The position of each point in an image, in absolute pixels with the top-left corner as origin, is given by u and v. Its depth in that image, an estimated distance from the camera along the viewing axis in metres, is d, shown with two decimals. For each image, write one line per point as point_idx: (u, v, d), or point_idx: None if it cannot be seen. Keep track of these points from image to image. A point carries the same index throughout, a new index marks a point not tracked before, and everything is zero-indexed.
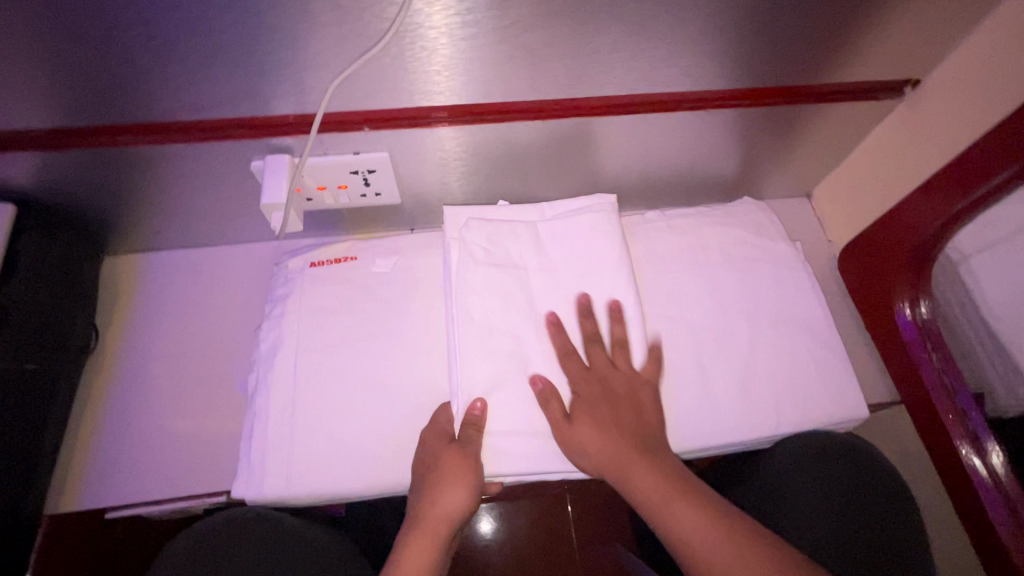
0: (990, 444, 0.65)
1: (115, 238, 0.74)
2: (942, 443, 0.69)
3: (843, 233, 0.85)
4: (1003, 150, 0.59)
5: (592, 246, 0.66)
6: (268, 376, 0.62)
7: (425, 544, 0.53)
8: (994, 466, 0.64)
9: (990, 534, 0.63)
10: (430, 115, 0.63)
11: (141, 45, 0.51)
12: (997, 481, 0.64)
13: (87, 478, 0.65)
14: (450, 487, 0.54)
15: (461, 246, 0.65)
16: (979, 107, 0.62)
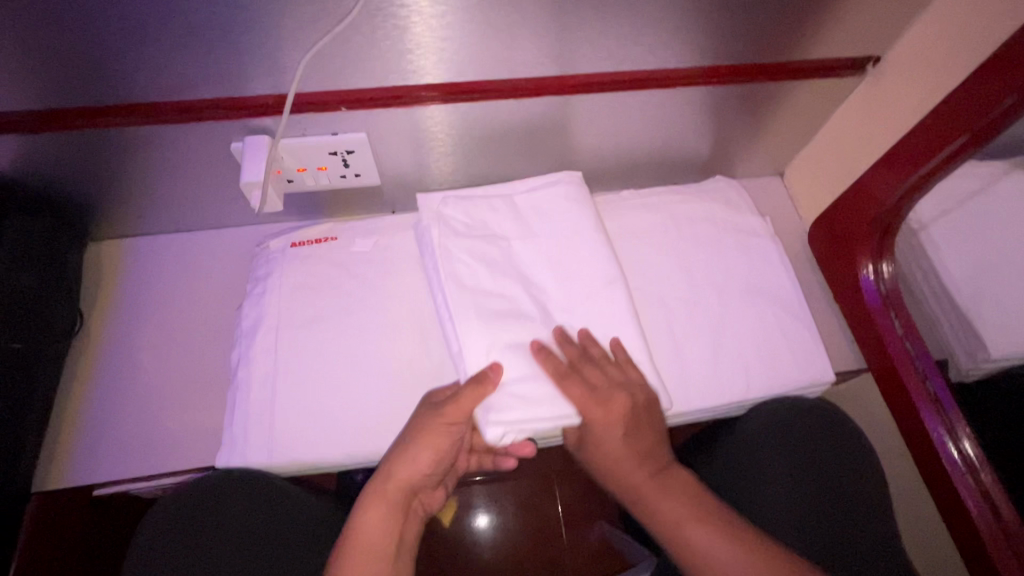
0: (962, 432, 0.66)
1: (98, 223, 0.75)
2: (912, 422, 0.70)
3: (812, 210, 0.86)
4: (956, 117, 0.60)
5: (568, 217, 0.68)
6: (249, 351, 0.64)
7: (381, 510, 0.56)
8: (967, 451, 0.65)
9: (957, 504, 0.65)
10: (405, 95, 0.64)
11: (113, 26, 0.51)
12: (970, 465, 0.65)
13: (76, 457, 0.66)
14: (419, 454, 0.57)
15: (438, 220, 0.66)
16: (935, 74, 0.63)
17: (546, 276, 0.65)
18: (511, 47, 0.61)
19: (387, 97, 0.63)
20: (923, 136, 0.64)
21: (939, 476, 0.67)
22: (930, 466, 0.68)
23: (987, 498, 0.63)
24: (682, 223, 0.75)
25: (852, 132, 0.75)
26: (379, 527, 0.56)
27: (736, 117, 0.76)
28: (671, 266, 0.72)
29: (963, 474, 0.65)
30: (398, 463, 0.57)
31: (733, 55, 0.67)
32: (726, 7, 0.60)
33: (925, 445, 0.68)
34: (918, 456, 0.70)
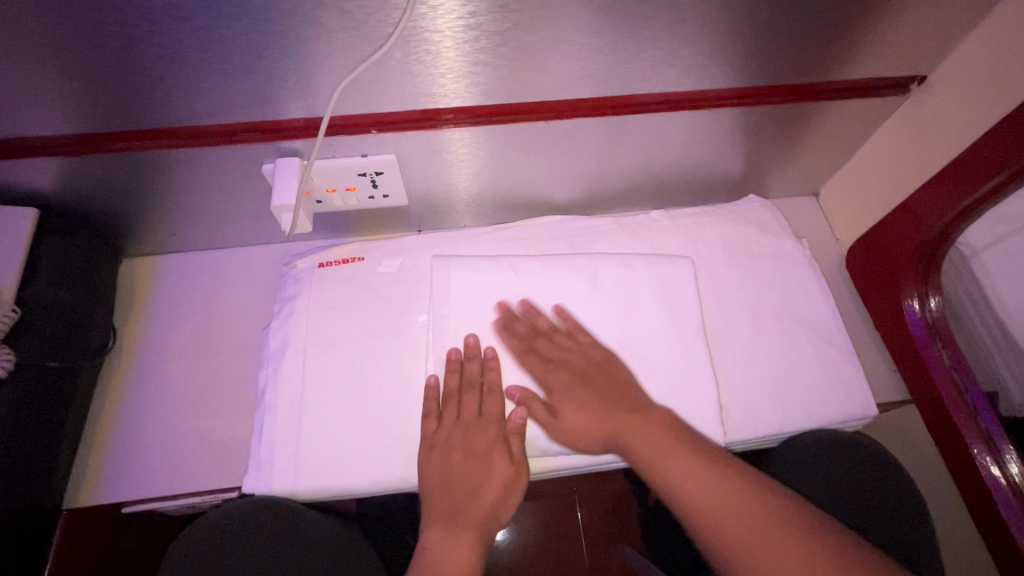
0: (1007, 451, 0.63)
1: (133, 240, 0.76)
2: (956, 446, 0.67)
3: (850, 230, 0.83)
4: (1007, 146, 0.57)
5: (591, 264, 0.68)
6: (277, 372, 0.64)
7: (465, 537, 0.53)
8: (1012, 473, 0.62)
9: (1013, 547, 0.61)
10: (437, 117, 0.63)
11: (155, 54, 0.52)
12: (1016, 488, 0.61)
13: (105, 473, 0.66)
14: (493, 483, 0.56)
15: (448, 268, 0.66)
16: (991, 91, 0.60)
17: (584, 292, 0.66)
18: (544, 70, 0.60)
19: (418, 119, 0.63)
20: (982, 153, 0.60)
21: (991, 515, 0.63)
22: (980, 504, 0.64)
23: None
24: (714, 246, 0.73)
25: (897, 153, 0.72)
26: (462, 550, 0.52)
27: (771, 136, 0.74)
28: (705, 290, 0.70)
29: (1010, 500, 0.61)
30: (479, 488, 0.56)
31: (771, 75, 0.65)
32: (765, 28, 0.59)
33: (975, 482, 0.65)
34: (969, 495, 0.66)
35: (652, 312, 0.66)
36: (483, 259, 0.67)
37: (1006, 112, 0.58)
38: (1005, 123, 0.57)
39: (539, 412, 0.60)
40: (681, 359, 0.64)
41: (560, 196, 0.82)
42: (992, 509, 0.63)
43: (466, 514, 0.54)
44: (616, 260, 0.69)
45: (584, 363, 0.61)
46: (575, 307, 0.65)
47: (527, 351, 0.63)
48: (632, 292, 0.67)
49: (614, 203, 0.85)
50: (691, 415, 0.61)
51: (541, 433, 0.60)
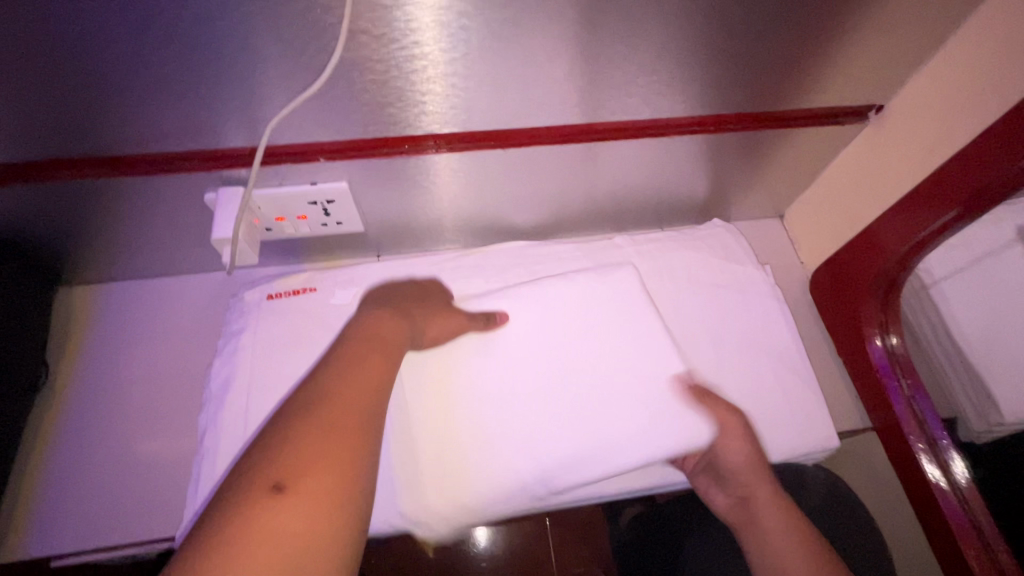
0: (953, 458, 0.64)
1: (70, 269, 0.71)
2: (913, 473, 0.66)
3: (813, 254, 0.83)
4: (970, 174, 0.57)
5: (558, 294, 0.66)
6: (220, 414, 0.60)
7: (393, 321, 0.54)
8: (959, 483, 0.63)
9: (961, 560, 0.61)
10: (423, 142, 0.61)
11: (79, 82, 0.49)
12: (963, 497, 0.63)
13: (32, 524, 0.62)
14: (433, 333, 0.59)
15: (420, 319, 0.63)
16: (949, 122, 0.59)
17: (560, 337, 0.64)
18: (498, 100, 0.58)
19: (384, 146, 0.61)
20: (943, 183, 0.60)
21: (948, 544, 0.62)
22: (937, 530, 0.64)
23: (985, 542, 0.60)
24: (677, 273, 0.72)
25: (857, 179, 0.72)
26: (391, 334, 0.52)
27: (735, 161, 0.74)
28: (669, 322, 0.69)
29: (961, 516, 0.62)
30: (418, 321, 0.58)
31: (731, 104, 0.64)
32: (724, 58, 0.58)
33: (933, 512, 0.64)
34: (928, 525, 0.65)
35: (614, 348, 0.63)
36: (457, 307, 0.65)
37: (963, 145, 0.58)
38: (966, 154, 0.57)
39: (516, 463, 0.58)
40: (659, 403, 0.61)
41: (523, 220, 0.80)
42: (948, 535, 0.62)
43: (406, 316, 0.56)
44: (586, 290, 0.67)
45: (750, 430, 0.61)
46: (528, 329, 0.64)
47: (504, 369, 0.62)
48: (594, 326, 0.65)
49: (579, 226, 0.84)
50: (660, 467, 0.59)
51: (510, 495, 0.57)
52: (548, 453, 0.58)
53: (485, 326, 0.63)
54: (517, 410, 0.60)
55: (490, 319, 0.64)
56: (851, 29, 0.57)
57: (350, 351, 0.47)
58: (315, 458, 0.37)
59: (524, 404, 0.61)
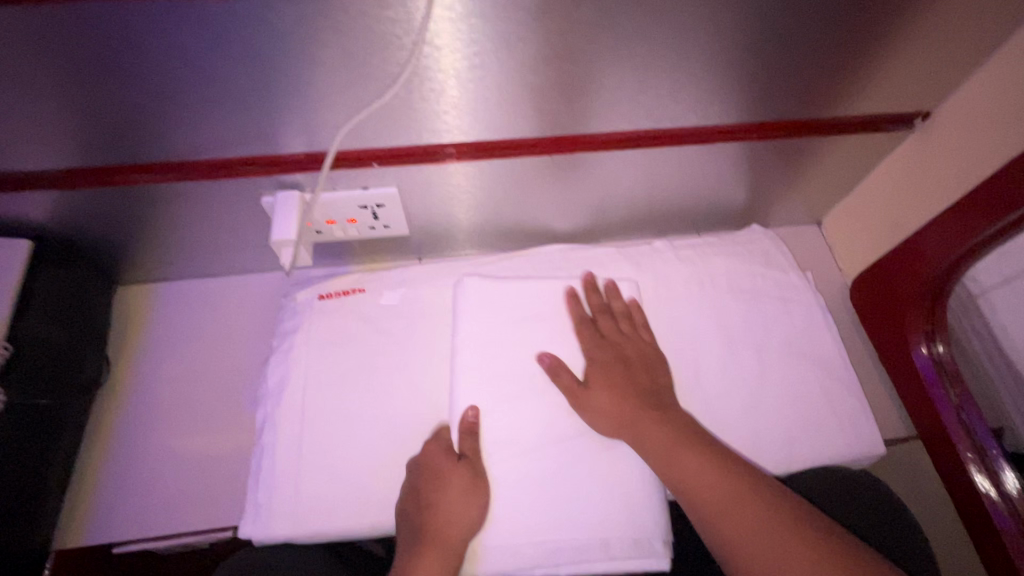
0: (1001, 465, 0.63)
1: (129, 269, 0.75)
2: (963, 484, 0.65)
3: (853, 261, 0.82)
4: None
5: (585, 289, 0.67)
6: (274, 409, 0.62)
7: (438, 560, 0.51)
8: (1008, 487, 0.62)
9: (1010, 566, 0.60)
10: (440, 151, 0.63)
11: (157, 92, 0.52)
12: (1012, 505, 0.61)
13: (96, 510, 0.65)
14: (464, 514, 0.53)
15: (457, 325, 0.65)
16: (1006, 126, 0.58)
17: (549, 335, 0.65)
18: (545, 109, 0.60)
19: (421, 153, 0.63)
20: (1002, 185, 0.58)
21: (998, 553, 0.61)
22: (986, 537, 0.63)
23: None
24: (717, 277, 0.73)
25: (903, 186, 0.71)
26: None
27: (775, 167, 0.74)
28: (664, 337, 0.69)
29: (1008, 521, 0.61)
30: (446, 514, 0.53)
31: (773, 111, 0.65)
32: (770, 66, 0.59)
33: (982, 522, 0.63)
34: (976, 532, 0.64)
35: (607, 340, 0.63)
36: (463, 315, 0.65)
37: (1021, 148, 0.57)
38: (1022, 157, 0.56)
39: (634, 540, 0.56)
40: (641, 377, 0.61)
41: (561, 225, 0.81)
42: (999, 542, 0.61)
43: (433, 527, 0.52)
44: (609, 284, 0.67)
45: (632, 351, 0.62)
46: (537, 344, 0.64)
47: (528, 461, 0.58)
48: (598, 330, 0.64)
49: (616, 231, 0.85)
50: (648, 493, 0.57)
51: (546, 507, 0.56)
52: (644, 523, 0.56)
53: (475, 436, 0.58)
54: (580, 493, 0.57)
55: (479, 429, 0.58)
56: (896, 39, 0.57)
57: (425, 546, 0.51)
58: None
59: (537, 405, 0.61)
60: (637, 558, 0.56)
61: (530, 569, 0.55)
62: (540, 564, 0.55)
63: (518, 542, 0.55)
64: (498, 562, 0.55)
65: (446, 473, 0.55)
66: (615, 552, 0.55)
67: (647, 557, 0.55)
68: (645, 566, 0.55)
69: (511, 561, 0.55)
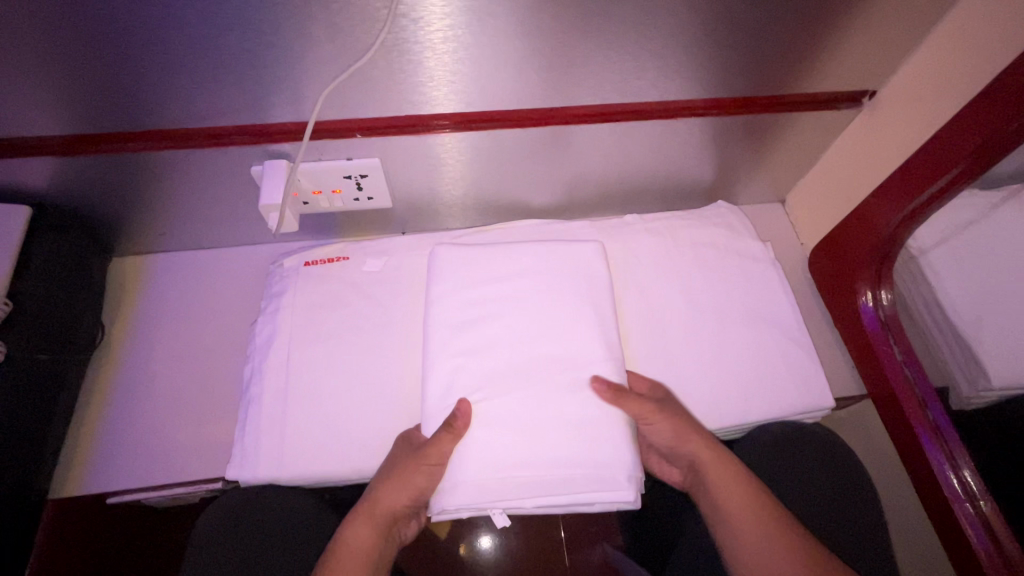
0: (963, 462, 0.66)
1: (123, 239, 0.78)
2: (915, 454, 0.70)
3: (813, 234, 0.87)
4: (966, 129, 0.60)
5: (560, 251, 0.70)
6: (262, 364, 0.66)
7: (365, 527, 0.57)
8: (968, 483, 0.65)
9: (961, 539, 0.64)
10: (430, 123, 0.67)
11: (154, 61, 0.55)
12: (971, 494, 0.65)
13: (90, 463, 0.68)
14: (406, 490, 0.58)
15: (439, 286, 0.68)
16: (944, 94, 0.63)
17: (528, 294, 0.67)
18: (518, 82, 0.64)
19: (405, 124, 0.67)
20: (944, 142, 0.62)
21: (939, 503, 0.67)
22: (934, 502, 0.67)
23: (988, 528, 0.63)
24: (683, 246, 0.77)
25: (853, 160, 0.77)
26: (369, 548, 0.56)
27: (739, 144, 0.79)
28: (630, 302, 0.73)
29: (962, 501, 0.65)
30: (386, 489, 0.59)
31: (731, 88, 0.70)
32: (726, 45, 0.63)
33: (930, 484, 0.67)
34: (924, 494, 0.69)
35: (577, 300, 0.67)
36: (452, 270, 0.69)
37: (957, 110, 0.62)
38: (963, 114, 0.60)
39: (600, 475, 0.59)
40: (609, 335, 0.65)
41: (537, 199, 0.85)
42: (950, 514, 0.65)
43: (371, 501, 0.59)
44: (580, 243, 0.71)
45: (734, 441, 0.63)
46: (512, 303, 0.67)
47: (502, 416, 0.60)
48: (567, 293, 0.67)
49: (590, 208, 0.89)
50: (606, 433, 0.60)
51: (514, 450, 0.59)
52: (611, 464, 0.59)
53: (455, 432, 0.58)
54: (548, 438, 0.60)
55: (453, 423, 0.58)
56: (840, 19, 0.62)
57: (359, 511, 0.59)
58: None
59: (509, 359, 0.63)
60: (603, 491, 0.59)
61: (493, 502, 0.58)
62: (503, 496, 0.58)
63: (484, 481, 0.58)
64: (463, 499, 0.58)
65: (407, 451, 0.60)
66: (581, 487, 0.58)
67: (613, 489, 0.58)
68: (610, 499, 0.59)
69: (475, 495, 0.58)
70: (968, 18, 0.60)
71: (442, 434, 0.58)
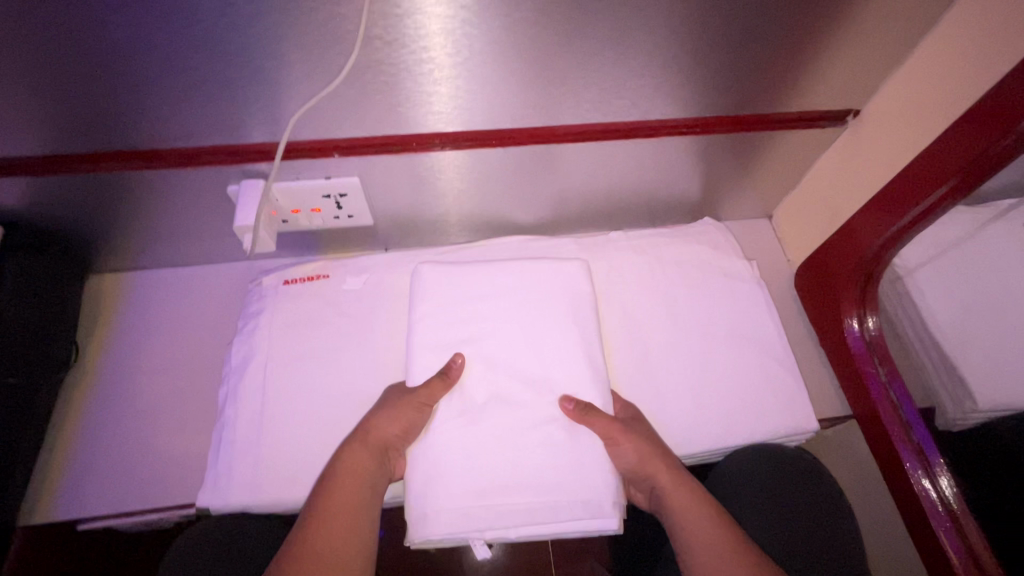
0: (940, 470, 0.65)
1: (100, 257, 0.77)
2: (899, 472, 0.68)
3: (799, 251, 0.86)
4: (953, 147, 0.59)
5: (540, 272, 0.69)
6: (238, 387, 0.65)
7: (362, 452, 0.56)
8: (944, 492, 0.65)
9: (939, 551, 0.63)
10: (425, 142, 0.66)
11: (122, 82, 0.55)
12: (948, 504, 0.64)
13: (62, 487, 0.67)
14: (399, 421, 0.58)
15: (424, 306, 0.67)
16: (930, 112, 0.62)
17: (509, 316, 0.66)
18: (499, 100, 0.63)
19: (400, 143, 0.66)
20: (932, 160, 0.61)
21: (918, 517, 0.66)
22: (914, 519, 0.66)
23: (965, 541, 0.62)
24: (668, 264, 0.77)
25: (839, 178, 0.76)
26: (366, 471, 0.56)
27: (724, 162, 0.78)
28: (613, 323, 0.72)
29: (940, 513, 0.64)
30: (380, 419, 0.59)
31: (714, 106, 0.69)
32: (706, 65, 0.63)
33: (911, 501, 0.67)
34: (904, 509, 0.68)
35: (557, 322, 0.66)
36: (439, 293, 0.68)
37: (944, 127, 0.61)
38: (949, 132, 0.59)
39: (584, 501, 0.57)
40: (590, 357, 0.65)
41: (522, 216, 0.84)
42: (929, 529, 0.64)
43: (365, 433, 0.58)
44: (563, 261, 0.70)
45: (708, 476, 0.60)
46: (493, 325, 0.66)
47: (478, 441, 0.59)
48: (547, 314, 0.66)
49: (575, 224, 0.88)
50: (586, 460, 0.59)
51: (495, 474, 0.58)
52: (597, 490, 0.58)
53: (449, 380, 0.61)
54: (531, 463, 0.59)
55: (446, 375, 0.61)
56: (821, 40, 0.62)
57: (351, 441, 0.57)
58: (332, 536, 0.51)
59: (491, 384, 0.63)
60: (587, 517, 0.57)
61: (476, 531, 0.56)
62: (488, 524, 0.56)
63: (466, 507, 0.56)
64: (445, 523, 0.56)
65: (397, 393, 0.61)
66: (564, 515, 0.57)
67: (598, 516, 0.57)
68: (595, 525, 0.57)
69: (458, 522, 0.56)
70: (950, 37, 0.60)
71: (435, 379, 0.61)
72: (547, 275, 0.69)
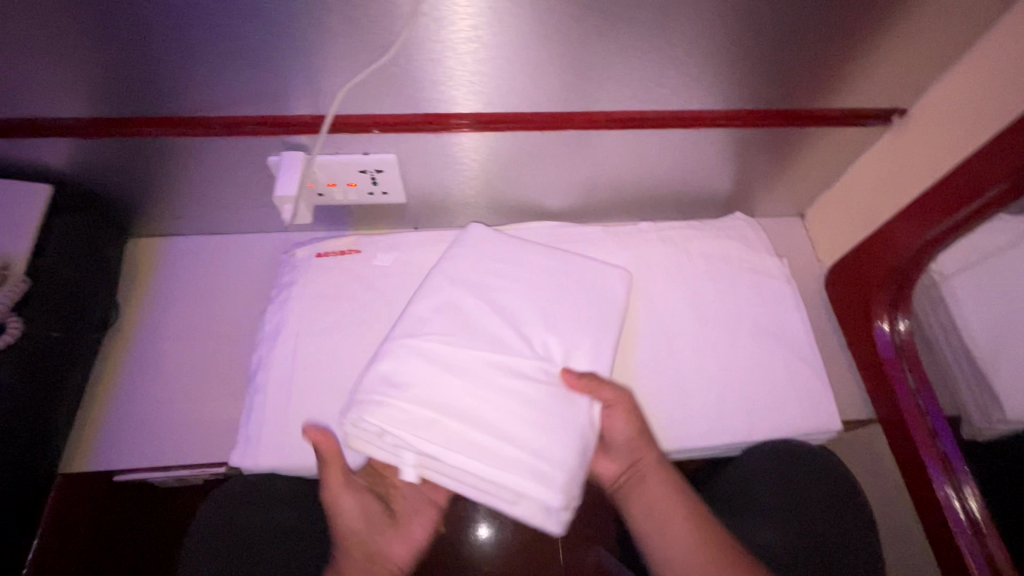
0: (967, 489, 0.65)
1: (139, 221, 0.79)
2: (925, 487, 0.67)
3: (832, 252, 0.85)
4: (999, 154, 0.57)
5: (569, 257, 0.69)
6: (269, 354, 0.67)
7: None
8: (973, 511, 0.64)
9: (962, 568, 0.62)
10: (452, 122, 0.66)
11: (172, 48, 0.56)
12: (975, 524, 0.63)
13: (100, 440, 0.69)
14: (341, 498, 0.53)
15: (444, 278, 0.66)
16: (979, 116, 0.61)
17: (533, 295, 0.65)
18: (540, 82, 0.63)
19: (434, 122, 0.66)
20: (976, 166, 0.60)
21: (943, 534, 0.65)
22: (935, 529, 0.66)
23: (990, 560, 0.61)
24: (697, 257, 0.76)
25: (881, 179, 0.74)
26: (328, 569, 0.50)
27: (760, 157, 0.77)
28: (640, 313, 0.72)
29: (967, 532, 0.63)
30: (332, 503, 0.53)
31: (756, 99, 0.68)
32: (753, 54, 0.62)
33: (932, 508, 0.66)
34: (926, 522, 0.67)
35: (583, 306, 0.65)
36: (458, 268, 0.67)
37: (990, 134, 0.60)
38: (996, 139, 0.57)
39: (535, 467, 0.53)
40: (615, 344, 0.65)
41: (552, 202, 0.84)
42: (953, 544, 0.64)
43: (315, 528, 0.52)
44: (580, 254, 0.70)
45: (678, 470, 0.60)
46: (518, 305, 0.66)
47: (473, 391, 0.57)
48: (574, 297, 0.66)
49: (604, 212, 0.88)
50: (562, 418, 0.56)
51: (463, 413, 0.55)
52: (554, 456, 0.54)
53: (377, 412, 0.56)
54: (501, 411, 0.56)
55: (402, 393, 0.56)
56: (872, 34, 0.60)
57: None
58: None
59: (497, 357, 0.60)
60: (532, 485, 0.53)
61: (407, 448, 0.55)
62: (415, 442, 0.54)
63: (402, 419, 0.55)
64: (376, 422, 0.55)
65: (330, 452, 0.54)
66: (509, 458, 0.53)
67: (544, 487, 0.53)
68: (538, 495, 0.52)
69: (397, 427, 0.54)
70: (1010, 39, 0.58)
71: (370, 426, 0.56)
72: (576, 262, 0.69)
